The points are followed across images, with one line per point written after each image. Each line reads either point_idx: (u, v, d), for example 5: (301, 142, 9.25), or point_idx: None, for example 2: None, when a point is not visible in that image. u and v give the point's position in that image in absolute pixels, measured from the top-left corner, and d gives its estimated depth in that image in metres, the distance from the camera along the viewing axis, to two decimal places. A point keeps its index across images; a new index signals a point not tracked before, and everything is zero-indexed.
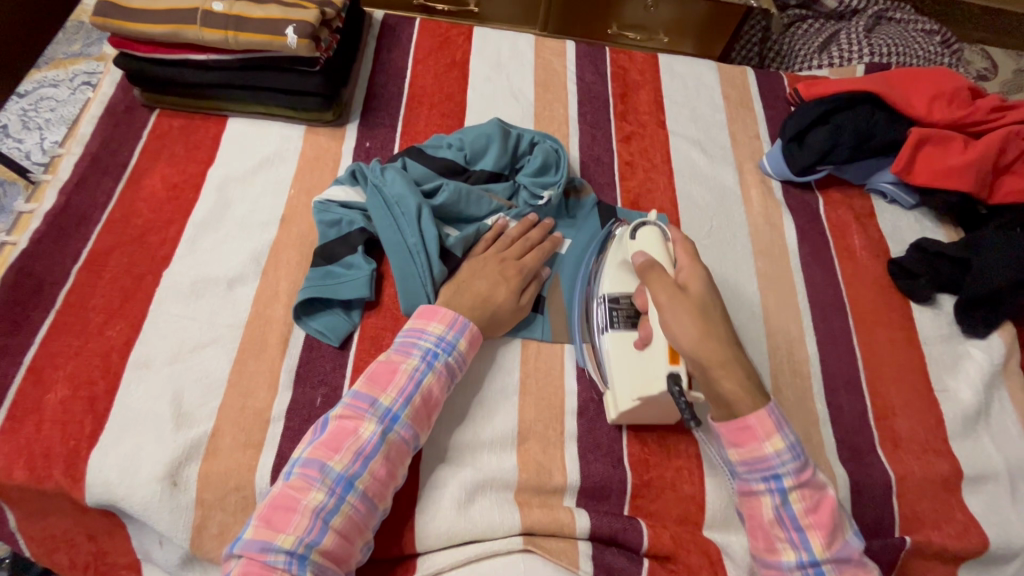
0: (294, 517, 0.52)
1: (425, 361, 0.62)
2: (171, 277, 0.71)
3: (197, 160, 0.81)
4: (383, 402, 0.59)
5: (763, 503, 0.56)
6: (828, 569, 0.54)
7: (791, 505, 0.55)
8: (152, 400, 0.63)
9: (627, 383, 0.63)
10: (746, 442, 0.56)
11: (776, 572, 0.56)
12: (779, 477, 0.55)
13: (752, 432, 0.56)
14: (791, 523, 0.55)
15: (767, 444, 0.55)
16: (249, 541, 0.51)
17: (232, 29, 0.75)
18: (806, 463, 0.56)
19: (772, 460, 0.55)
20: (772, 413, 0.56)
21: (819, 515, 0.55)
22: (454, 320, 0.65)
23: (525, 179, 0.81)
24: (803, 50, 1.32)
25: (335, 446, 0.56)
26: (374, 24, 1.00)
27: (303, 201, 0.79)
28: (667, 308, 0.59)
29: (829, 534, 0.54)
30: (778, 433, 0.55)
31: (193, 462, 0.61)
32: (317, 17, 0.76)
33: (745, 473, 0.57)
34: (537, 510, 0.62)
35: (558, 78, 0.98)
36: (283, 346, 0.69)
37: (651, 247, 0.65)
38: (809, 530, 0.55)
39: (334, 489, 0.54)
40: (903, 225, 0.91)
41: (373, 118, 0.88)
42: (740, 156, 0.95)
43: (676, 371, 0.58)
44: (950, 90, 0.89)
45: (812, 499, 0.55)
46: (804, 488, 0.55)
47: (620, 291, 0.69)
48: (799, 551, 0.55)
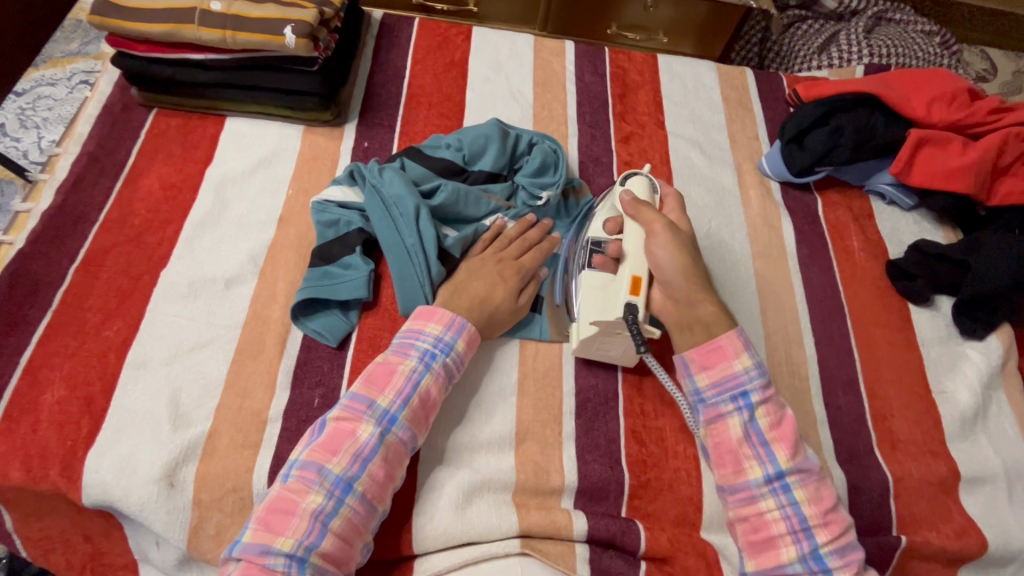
0: (293, 520, 0.52)
1: (422, 362, 0.62)
2: (168, 277, 0.71)
3: (195, 159, 0.80)
4: (380, 403, 0.59)
5: (730, 424, 0.58)
6: (792, 481, 0.56)
7: (757, 421, 0.58)
8: (149, 401, 0.63)
9: (591, 309, 0.65)
10: (716, 363, 0.60)
11: (745, 495, 0.57)
12: (746, 394, 0.58)
13: (722, 351, 0.60)
14: (757, 440, 0.57)
15: (736, 361, 0.59)
16: (248, 544, 0.51)
17: (229, 28, 0.74)
18: (768, 383, 0.60)
19: (739, 377, 0.58)
20: (740, 335, 0.60)
21: (781, 429, 0.58)
22: (452, 320, 0.65)
23: (524, 180, 0.80)
24: (802, 51, 1.32)
25: (334, 449, 0.56)
26: (373, 23, 1.00)
27: (301, 201, 0.79)
28: (653, 236, 0.64)
29: (792, 446, 0.57)
30: (745, 353, 0.60)
31: (191, 463, 0.61)
32: (315, 16, 0.75)
33: (714, 398, 0.59)
34: (535, 512, 0.62)
35: (557, 79, 0.98)
36: (280, 347, 0.68)
37: (639, 191, 0.69)
38: (774, 444, 0.57)
39: (332, 491, 0.54)
40: (902, 226, 0.91)
41: (371, 117, 0.88)
42: (739, 156, 0.95)
43: (634, 302, 0.62)
44: (949, 92, 0.89)
45: (776, 415, 0.58)
46: (769, 405, 0.58)
47: (601, 235, 0.70)
48: (765, 467, 0.56)
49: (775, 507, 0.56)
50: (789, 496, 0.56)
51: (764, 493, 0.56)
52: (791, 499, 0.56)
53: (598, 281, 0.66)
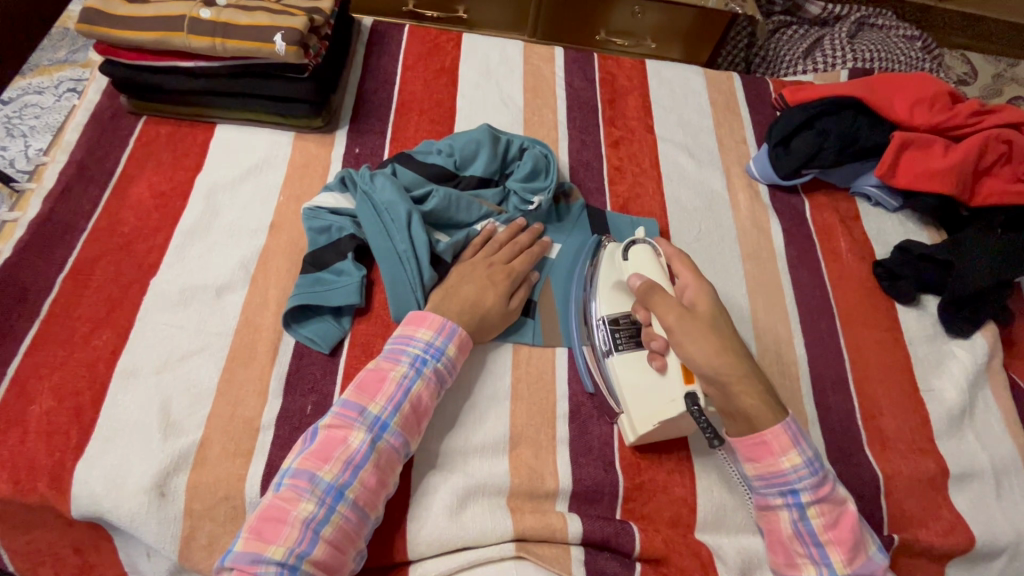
0: (284, 528, 0.52)
1: (413, 368, 0.62)
2: (159, 285, 0.71)
3: (185, 167, 0.80)
4: (371, 410, 0.59)
5: (781, 517, 0.57)
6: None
7: (811, 521, 0.56)
8: (140, 410, 0.63)
9: (642, 409, 0.64)
10: (762, 458, 0.56)
11: None
12: (796, 493, 0.55)
13: (768, 447, 0.56)
14: (810, 539, 0.56)
15: (783, 459, 0.55)
16: (240, 553, 0.51)
17: (219, 36, 0.74)
18: (825, 477, 0.56)
19: (789, 475, 0.56)
20: (789, 429, 0.56)
21: (839, 531, 0.55)
22: (443, 326, 0.65)
23: (515, 184, 0.81)
24: (788, 56, 1.33)
25: (325, 457, 0.56)
26: (364, 30, 1.00)
27: (293, 208, 0.79)
28: (676, 328, 0.59)
29: (850, 551, 0.55)
30: (795, 449, 0.56)
31: (182, 472, 0.60)
32: (304, 23, 0.75)
33: (761, 488, 0.58)
34: (529, 515, 0.63)
35: (547, 84, 0.99)
36: (272, 354, 0.68)
37: (645, 267, 0.68)
38: (829, 546, 0.55)
39: (324, 499, 0.54)
40: (887, 227, 0.92)
41: (362, 124, 0.89)
42: (727, 160, 0.96)
43: (694, 392, 0.60)
44: (931, 95, 0.90)
45: (832, 514, 0.56)
46: (823, 503, 0.56)
47: (617, 312, 0.70)
48: (819, 567, 0.55)
49: None
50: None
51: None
52: None
53: (636, 368, 0.66)
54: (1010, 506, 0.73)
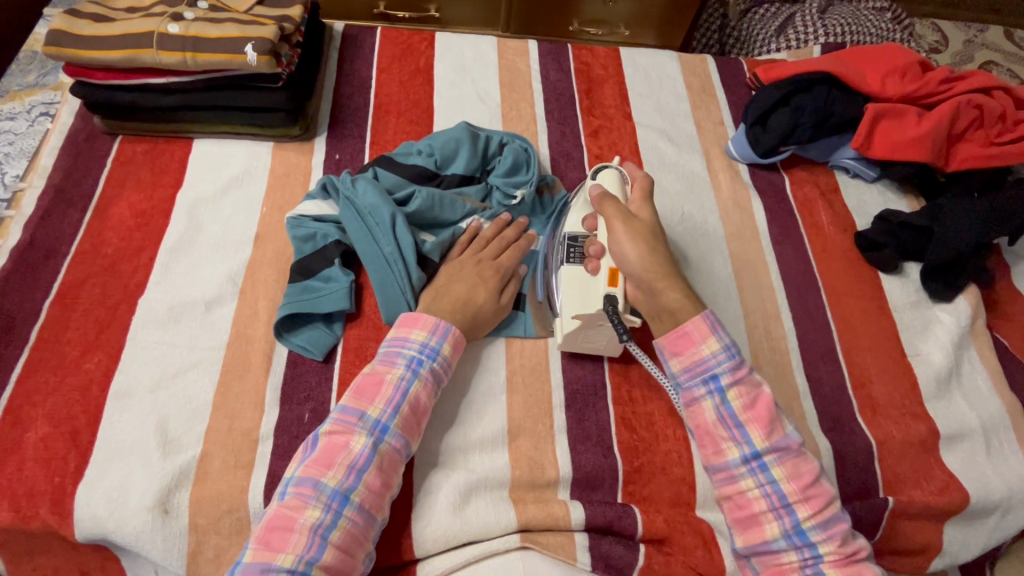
0: (292, 535, 0.53)
1: (410, 369, 0.62)
2: (147, 304, 0.70)
3: (165, 184, 0.80)
4: (371, 414, 0.59)
5: (706, 407, 0.60)
6: (770, 460, 0.58)
7: (730, 403, 0.59)
8: (137, 429, 0.63)
9: (572, 303, 0.67)
10: (685, 348, 0.61)
11: (726, 474, 0.59)
12: (716, 377, 0.59)
13: (690, 337, 0.61)
14: (732, 421, 0.59)
15: (704, 346, 0.60)
16: (249, 564, 0.51)
17: (189, 50, 0.73)
18: (741, 361, 0.60)
19: (709, 361, 0.60)
20: (708, 318, 0.61)
21: (757, 410, 0.59)
22: (437, 325, 0.65)
23: (497, 180, 0.82)
24: (761, 35, 1.33)
25: (328, 463, 0.56)
26: (336, 35, 1.00)
27: (276, 218, 0.79)
28: (615, 229, 0.65)
29: (768, 426, 0.58)
30: (714, 336, 0.60)
31: (184, 488, 0.60)
32: (275, 32, 0.75)
33: (686, 380, 0.61)
34: (532, 506, 0.63)
35: (522, 78, 0.99)
36: (266, 365, 0.68)
37: (608, 184, 0.71)
38: (748, 424, 0.59)
39: (330, 505, 0.54)
40: (867, 198, 0.94)
41: (341, 129, 0.88)
42: (706, 142, 0.97)
43: (613, 294, 0.64)
44: (901, 65, 0.92)
45: (750, 396, 0.60)
46: (741, 386, 0.59)
47: (578, 230, 0.72)
48: (741, 447, 0.59)
49: (754, 486, 0.58)
50: (768, 474, 0.58)
51: (743, 473, 0.59)
52: (770, 477, 0.58)
53: (584, 280, 0.67)
54: (1000, 463, 0.74)
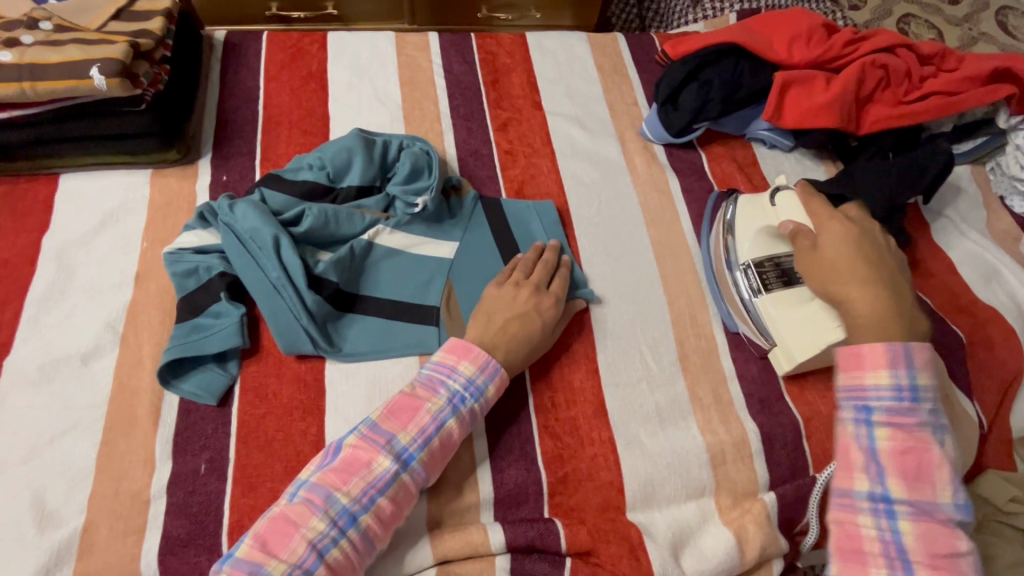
0: (291, 542, 0.51)
1: (450, 404, 0.60)
2: (14, 365, 0.64)
3: (29, 228, 0.72)
4: (400, 439, 0.57)
5: (849, 434, 0.58)
6: (901, 511, 0.54)
7: (878, 440, 0.57)
8: (9, 507, 0.57)
9: (802, 338, 0.70)
10: (852, 369, 0.60)
11: (845, 502, 0.57)
12: (870, 407, 0.58)
13: (862, 360, 0.59)
14: (874, 459, 0.56)
15: (872, 374, 0.58)
16: (239, 559, 0.50)
17: (27, 79, 0.66)
18: (913, 407, 0.57)
19: (870, 390, 0.58)
20: (890, 350, 0.58)
21: (906, 458, 0.55)
22: (486, 363, 0.62)
23: (397, 188, 0.76)
24: (677, 6, 1.30)
25: (347, 476, 0.54)
26: (216, 43, 0.93)
27: (159, 253, 0.73)
28: (807, 261, 0.68)
29: (913, 479, 0.55)
30: (888, 369, 0.58)
31: (66, 565, 0.55)
32: (125, 51, 0.68)
33: (842, 402, 0.60)
34: (448, 535, 0.60)
35: (424, 74, 0.94)
36: (155, 416, 0.63)
37: (795, 213, 0.74)
38: (890, 469, 0.55)
39: (335, 521, 0.52)
40: (785, 167, 0.92)
41: (227, 148, 0.82)
42: (621, 125, 0.94)
43: None
44: (806, 30, 0.90)
45: (906, 444, 0.56)
46: (897, 429, 0.57)
47: (761, 256, 0.76)
48: (874, 484, 0.56)
49: (873, 526, 0.55)
50: (892, 523, 0.54)
51: (865, 509, 0.55)
52: (894, 527, 0.54)
53: (790, 305, 0.72)
54: None
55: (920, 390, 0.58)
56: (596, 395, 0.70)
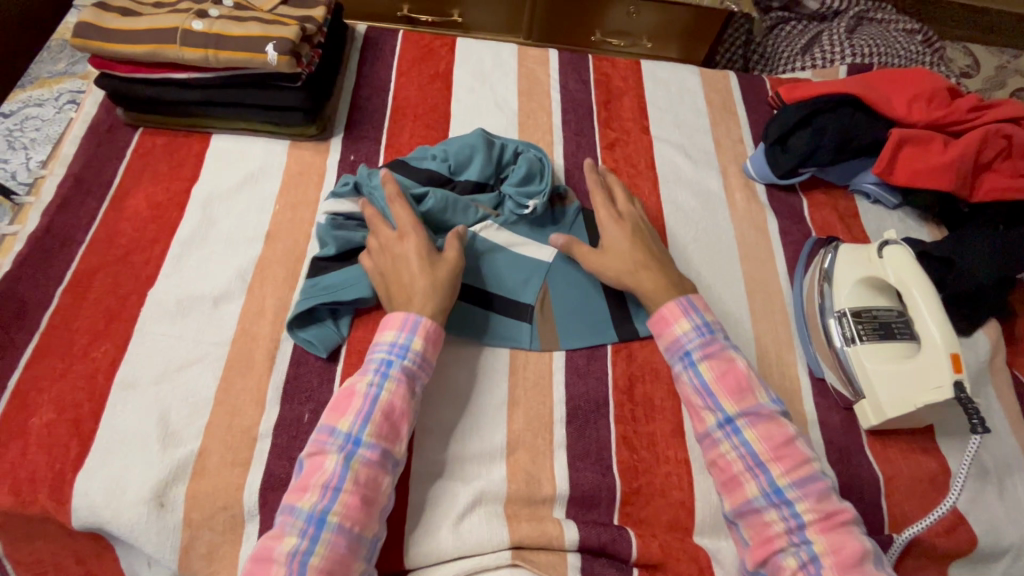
0: (272, 566, 0.52)
1: (379, 373, 0.61)
2: (156, 296, 0.71)
3: (181, 177, 0.80)
4: (341, 428, 0.58)
5: (684, 381, 0.66)
6: (743, 424, 0.62)
7: (703, 375, 0.65)
8: (139, 421, 0.63)
9: (898, 392, 0.70)
10: (663, 330, 0.68)
11: (708, 440, 0.64)
12: (688, 351, 0.66)
13: (665, 319, 0.68)
14: (706, 390, 0.64)
15: (677, 326, 0.67)
16: (283, 510, 0.56)
17: (212, 47, 0.74)
18: (712, 339, 0.67)
19: (682, 339, 0.67)
20: (682, 304, 0.68)
21: (727, 379, 0.64)
22: (404, 321, 0.64)
23: (510, 189, 0.80)
24: (786, 53, 1.32)
25: (342, 410, 0.60)
26: (358, 36, 1.01)
27: (289, 216, 0.79)
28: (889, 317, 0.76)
29: (738, 394, 0.63)
30: (685, 318, 0.68)
31: (181, 482, 0.61)
32: (296, 33, 0.76)
33: (668, 360, 0.68)
34: (525, 523, 0.63)
35: (541, 87, 0.99)
36: (269, 363, 0.69)
37: (900, 266, 0.75)
38: (720, 393, 0.64)
39: (344, 447, 0.57)
40: (887, 224, 0.92)
41: (357, 131, 0.89)
42: (724, 160, 0.96)
43: (962, 380, 0.66)
44: (929, 91, 0.90)
45: (721, 368, 0.65)
46: (712, 359, 0.65)
47: (858, 306, 0.77)
48: (716, 412, 0.63)
49: (730, 448, 0.62)
50: (741, 438, 0.62)
51: (719, 436, 0.63)
52: (744, 440, 0.62)
53: (890, 358, 0.72)
54: (1013, 506, 0.72)
55: (712, 325, 0.68)
56: (677, 415, 0.70)
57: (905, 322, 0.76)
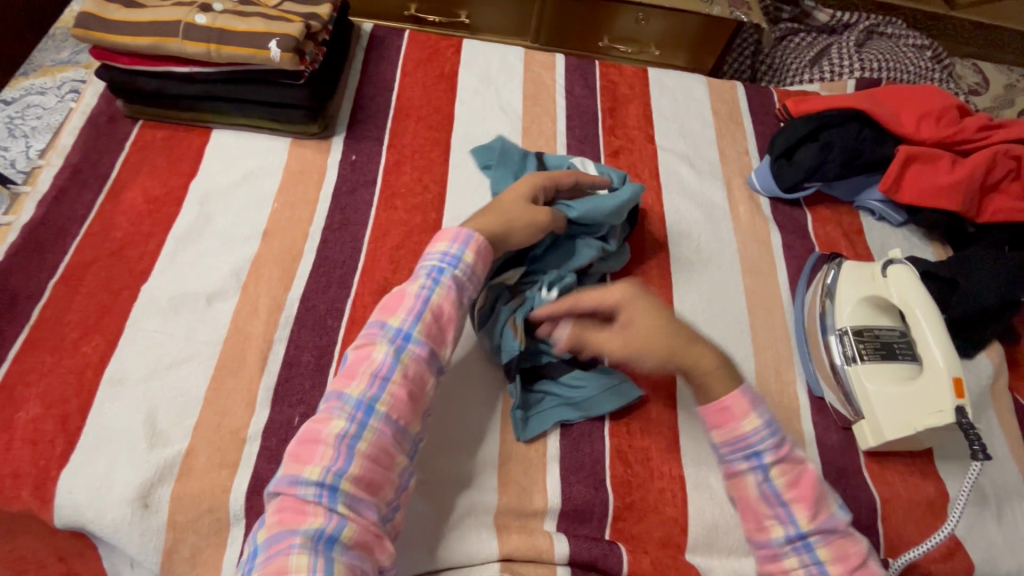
0: (318, 448, 0.52)
1: (430, 279, 0.62)
2: (150, 292, 0.70)
3: (180, 172, 0.80)
4: (393, 323, 0.59)
5: (748, 483, 0.59)
6: (816, 542, 0.56)
7: (774, 481, 0.58)
8: (126, 419, 0.62)
9: (896, 414, 0.69)
10: (725, 423, 0.60)
11: (769, 552, 0.58)
12: (759, 453, 0.58)
13: (731, 412, 0.60)
14: (777, 500, 0.58)
15: (745, 422, 0.59)
16: (281, 477, 0.51)
17: (214, 42, 0.74)
18: (783, 440, 0.60)
19: (750, 438, 0.59)
20: (745, 395, 0.60)
21: (802, 488, 0.58)
22: (458, 233, 0.64)
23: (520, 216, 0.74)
24: (794, 65, 1.33)
25: (393, 309, 0.60)
26: (363, 34, 1.00)
27: (287, 215, 0.78)
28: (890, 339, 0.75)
29: (814, 507, 0.57)
30: (754, 412, 0.60)
31: (166, 483, 0.60)
32: (301, 30, 0.75)
33: (727, 454, 0.60)
34: (515, 536, 0.62)
35: (547, 92, 0.98)
36: (261, 364, 0.68)
37: (903, 285, 0.73)
38: (794, 504, 0.57)
39: (394, 340, 0.58)
40: (891, 242, 0.91)
41: (359, 131, 0.88)
42: (729, 171, 0.95)
43: (963, 405, 0.65)
44: (938, 109, 0.89)
45: (793, 474, 0.59)
46: (785, 464, 0.59)
47: (860, 325, 0.76)
48: (786, 526, 0.57)
49: (798, 566, 0.56)
50: (811, 553, 0.56)
51: (787, 552, 0.57)
52: (815, 560, 0.56)
53: (890, 379, 0.72)
54: (1011, 533, 0.71)
55: (778, 422, 0.61)
56: (673, 431, 0.69)
57: (907, 343, 0.75)
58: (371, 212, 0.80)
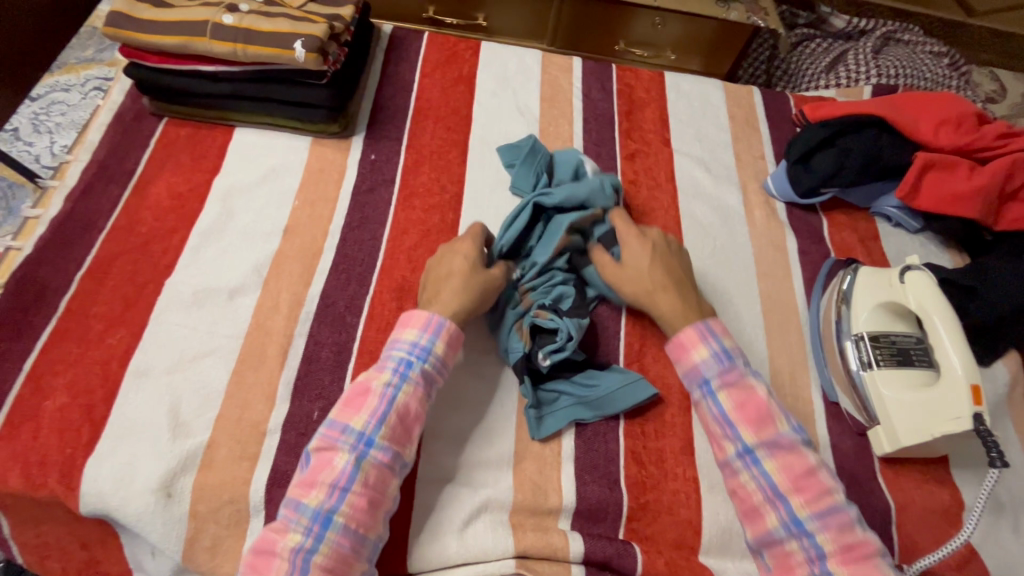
0: (274, 560, 0.53)
1: (397, 374, 0.61)
2: (173, 286, 0.71)
3: (203, 169, 0.81)
4: (355, 426, 0.58)
5: (704, 408, 0.65)
6: (762, 454, 0.60)
7: (722, 403, 0.63)
8: (150, 410, 0.63)
9: (912, 421, 0.69)
10: (680, 355, 0.67)
11: (727, 468, 0.62)
12: (707, 380, 0.64)
13: (683, 345, 0.67)
14: (727, 420, 0.62)
15: (695, 352, 0.66)
16: (288, 499, 0.55)
17: (240, 41, 0.75)
18: (732, 366, 0.65)
19: (701, 366, 0.65)
20: (699, 328, 0.66)
21: (745, 408, 0.62)
22: (428, 322, 0.64)
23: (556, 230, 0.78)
24: (810, 70, 1.33)
25: (356, 407, 0.59)
26: (383, 36, 1.01)
27: (308, 213, 0.79)
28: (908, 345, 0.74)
29: (756, 424, 0.62)
30: (703, 344, 0.66)
31: (188, 474, 0.61)
32: (325, 31, 0.76)
33: (688, 386, 0.67)
34: (531, 533, 0.62)
35: (564, 94, 0.98)
36: (281, 358, 0.69)
37: (921, 292, 0.73)
38: (739, 423, 0.62)
39: (356, 446, 0.57)
40: (908, 248, 0.91)
41: (379, 130, 0.89)
42: (745, 176, 0.95)
43: (981, 413, 0.65)
44: (957, 116, 0.88)
45: (741, 396, 0.63)
46: (730, 387, 0.64)
47: (877, 330, 0.75)
48: (735, 442, 0.62)
49: (746, 476, 0.61)
50: (761, 468, 0.60)
51: (739, 466, 0.61)
52: (763, 471, 0.60)
53: (906, 386, 0.71)
54: None
55: (731, 351, 0.66)
56: (687, 433, 0.70)
57: (923, 350, 0.75)
58: (390, 211, 0.81)
